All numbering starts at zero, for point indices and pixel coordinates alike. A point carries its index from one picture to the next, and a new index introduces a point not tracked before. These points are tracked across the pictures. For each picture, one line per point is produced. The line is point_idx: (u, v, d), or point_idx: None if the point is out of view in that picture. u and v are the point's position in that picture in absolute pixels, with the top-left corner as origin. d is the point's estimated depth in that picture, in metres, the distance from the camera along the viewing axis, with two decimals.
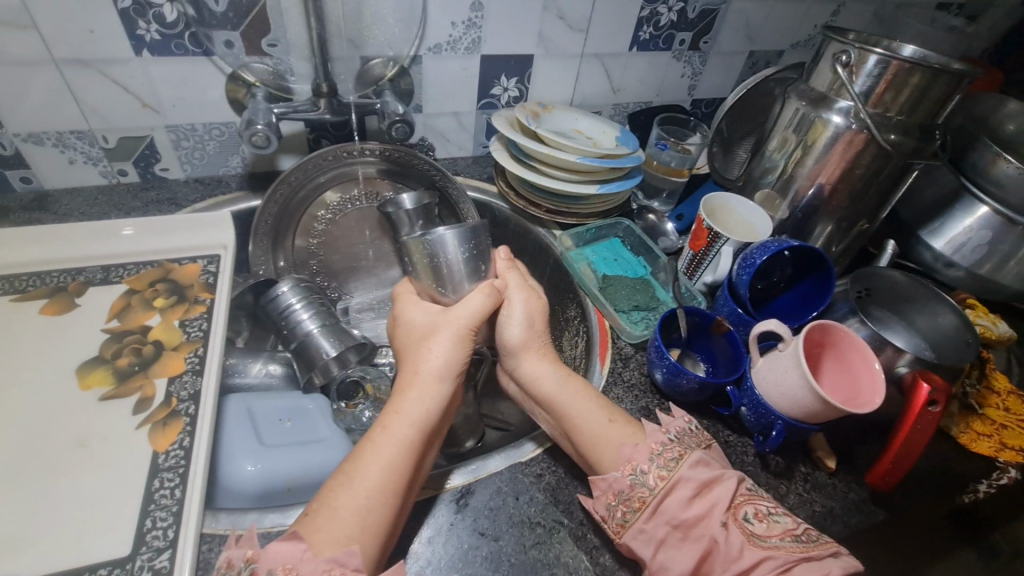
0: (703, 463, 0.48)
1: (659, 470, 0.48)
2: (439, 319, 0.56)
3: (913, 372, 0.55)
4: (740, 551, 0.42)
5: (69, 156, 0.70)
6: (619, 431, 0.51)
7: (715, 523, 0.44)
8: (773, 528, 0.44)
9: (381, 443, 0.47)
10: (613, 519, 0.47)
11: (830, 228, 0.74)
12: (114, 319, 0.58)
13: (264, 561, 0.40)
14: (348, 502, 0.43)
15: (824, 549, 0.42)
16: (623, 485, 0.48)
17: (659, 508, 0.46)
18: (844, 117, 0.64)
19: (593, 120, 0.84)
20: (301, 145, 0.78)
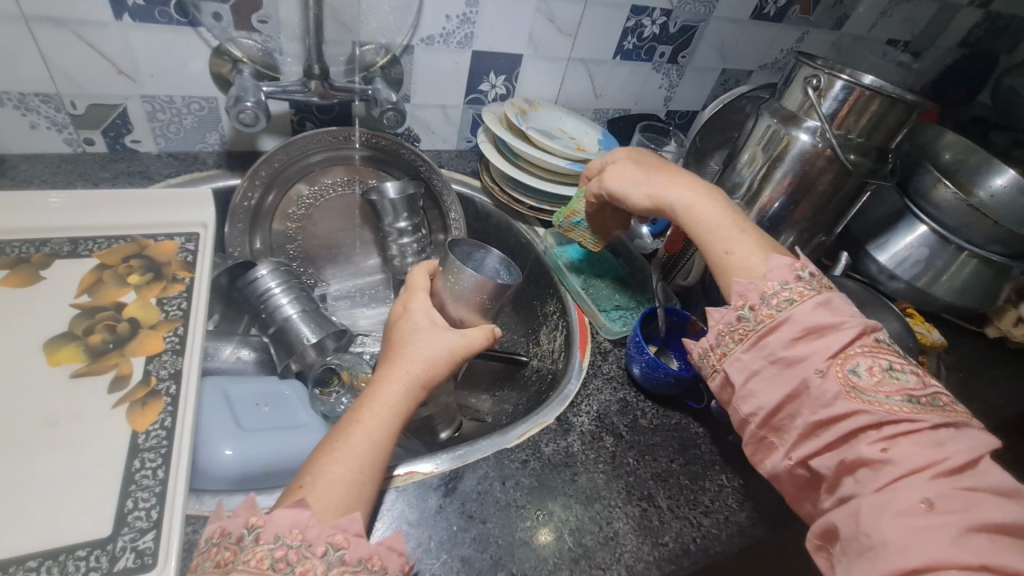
0: (825, 310, 0.46)
1: (769, 308, 0.48)
2: (436, 331, 0.54)
3: None
4: (834, 400, 0.43)
5: (31, 120, 0.66)
6: (739, 259, 0.52)
7: (813, 367, 0.44)
8: (884, 384, 0.43)
9: (364, 429, 0.47)
10: (717, 348, 0.51)
11: (793, 238, 0.79)
12: (84, 294, 0.55)
13: (270, 526, 0.39)
14: (342, 472, 0.43)
15: (935, 418, 0.41)
16: (733, 317, 0.50)
17: (762, 341, 0.47)
18: (811, 136, 0.70)
19: (577, 120, 0.87)
20: (284, 126, 0.77)
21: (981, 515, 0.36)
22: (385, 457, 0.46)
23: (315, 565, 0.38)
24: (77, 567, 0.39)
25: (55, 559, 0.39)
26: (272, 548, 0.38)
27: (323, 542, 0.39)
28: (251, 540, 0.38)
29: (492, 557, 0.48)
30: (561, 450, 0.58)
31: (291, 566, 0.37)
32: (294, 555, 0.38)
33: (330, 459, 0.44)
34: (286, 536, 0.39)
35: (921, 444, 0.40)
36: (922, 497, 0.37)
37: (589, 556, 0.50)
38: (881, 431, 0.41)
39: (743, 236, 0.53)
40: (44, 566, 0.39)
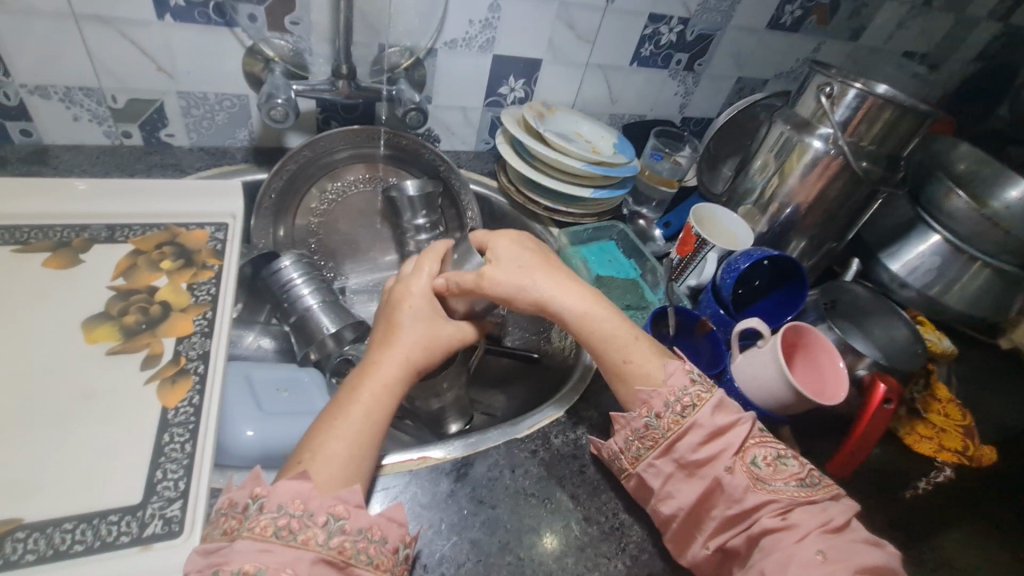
0: (720, 410, 0.51)
1: (675, 415, 0.51)
2: (431, 321, 0.57)
3: (872, 373, 0.61)
4: (745, 493, 0.47)
5: (74, 113, 0.69)
6: (637, 367, 0.55)
7: (721, 466, 0.49)
8: (779, 471, 0.49)
9: (359, 407, 0.49)
10: (629, 451, 0.53)
11: (804, 244, 0.80)
12: (120, 278, 0.58)
13: (273, 496, 0.41)
14: (341, 449, 0.46)
15: (824, 494, 0.48)
16: (638, 424, 0.52)
17: (671, 447, 0.50)
18: (823, 143, 0.71)
19: (593, 124, 0.89)
20: (310, 124, 0.80)
21: (863, 561, 0.42)
22: (381, 433, 0.49)
23: (315, 534, 0.40)
24: (110, 530, 0.42)
25: (89, 522, 0.42)
26: (275, 518, 0.40)
27: (325, 512, 0.41)
28: (255, 509, 0.41)
29: (500, 542, 0.50)
30: (570, 442, 0.59)
31: (293, 534, 0.40)
32: (296, 523, 0.40)
33: (329, 436, 0.46)
34: (289, 505, 0.41)
35: (812, 513, 0.46)
36: (816, 551, 0.43)
37: (595, 544, 0.51)
38: (783, 510, 0.47)
39: (640, 344, 0.56)
40: (80, 528, 0.41)
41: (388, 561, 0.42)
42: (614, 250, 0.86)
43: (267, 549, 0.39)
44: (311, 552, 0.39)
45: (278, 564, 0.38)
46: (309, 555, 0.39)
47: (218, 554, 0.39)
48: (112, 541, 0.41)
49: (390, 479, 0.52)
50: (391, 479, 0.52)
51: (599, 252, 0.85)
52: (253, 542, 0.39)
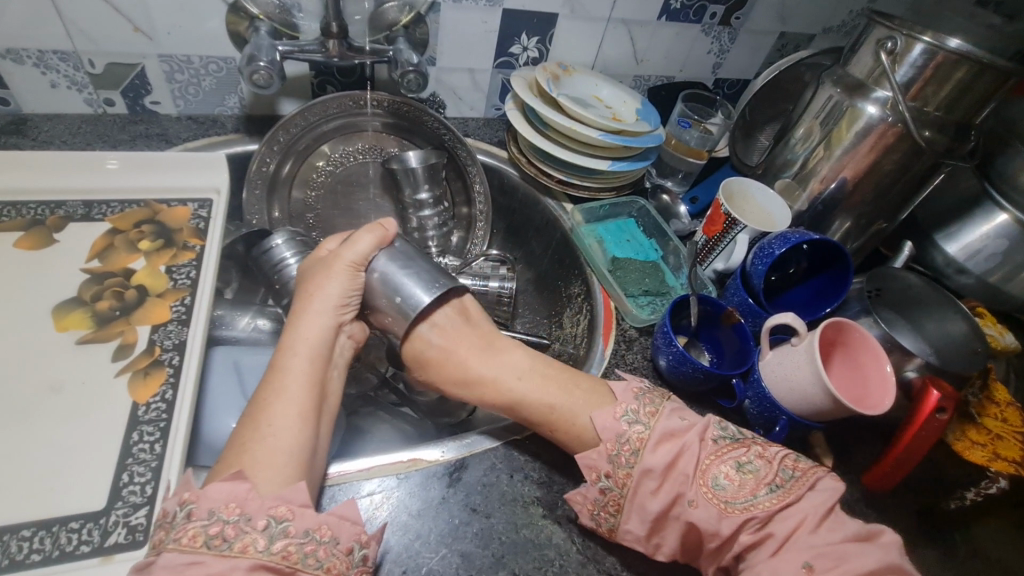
0: (666, 442, 0.47)
1: (623, 469, 0.47)
2: (346, 278, 0.53)
3: (923, 377, 0.54)
4: (719, 521, 0.43)
5: (51, 79, 0.65)
6: (575, 400, 0.52)
7: (686, 505, 0.44)
8: (744, 486, 0.44)
9: (283, 385, 0.47)
10: (601, 527, 0.46)
11: (849, 224, 0.71)
12: (95, 259, 0.54)
13: (203, 501, 0.38)
14: (267, 442, 0.43)
15: (798, 492, 0.43)
16: (596, 493, 0.47)
17: (634, 504, 0.45)
18: (879, 108, 0.61)
19: (614, 87, 0.80)
20: (304, 89, 0.73)
21: (857, 565, 0.39)
22: (315, 405, 0.47)
23: (254, 540, 0.38)
24: (69, 539, 0.39)
25: (48, 530, 0.39)
26: (206, 526, 0.38)
27: (263, 515, 0.39)
28: (182, 517, 0.38)
29: (494, 555, 0.45)
30: None
31: (228, 543, 0.37)
32: (231, 530, 0.38)
33: (255, 430, 0.44)
34: (222, 511, 0.38)
35: (792, 516, 0.42)
36: (803, 564, 0.40)
37: (598, 560, 0.47)
38: (759, 525, 0.43)
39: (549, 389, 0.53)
40: (38, 536, 0.39)
41: (340, 563, 0.40)
42: (634, 228, 0.80)
43: (197, 561, 0.36)
44: (248, 561, 0.37)
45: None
46: (245, 563, 0.37)
47: (143, 572, 0.36)
48: (71, 551, 0.39)
49: (376, 484, 0.48)
50: (378, 483, 0.48)
51: (616, 231, 0.80)
52: (179, 554, 0.36)
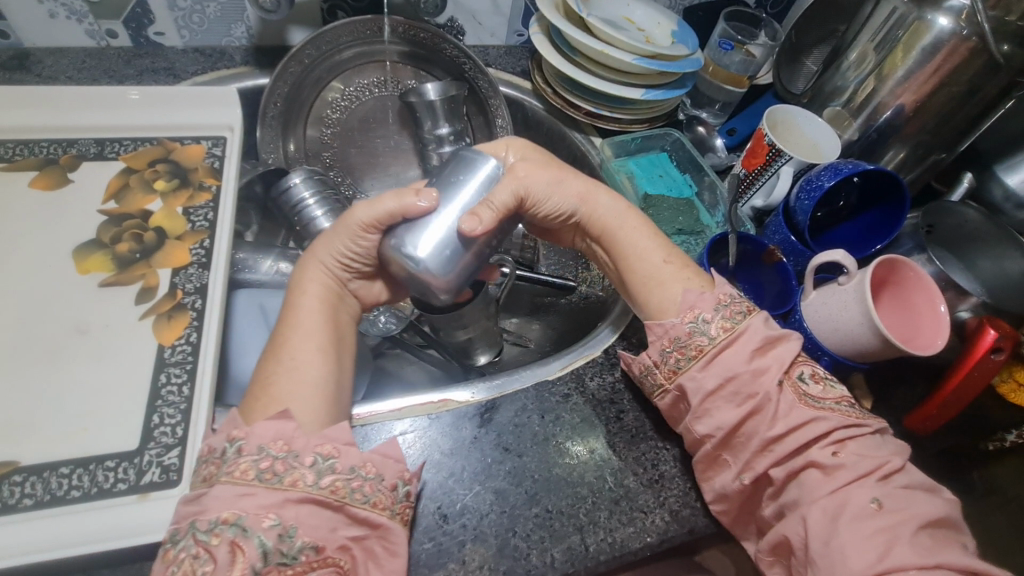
0: (771, 325, 0.47)
1: (723, 321, 0.46)
2: (351, 237, 0.48)
3: (978, 318, 0.51)
4: (789, 412, 0.43)
5: (49, 9, 0.61)
6: (675, 271, 0.50)
7: (771, 382, 0.43)
8: (829, 392, 0.44)
9: (300, 324, 0.46)
10: (666, 365, 0.47)
11: (904, 154, 0.66)
12: (111, 201, 0.52)
13: (253, 439, 0.38)
14: (289, 378, 0.42)
15: (874, 422, 0.44)
16: (683, 332, 0.47)
17: (717, 358, 0.45)
18: (952, 20, 0.55)
19: (647, 7, 0.73)
20: (314, 15, 0.68)
21: (923, 514, 0.38)
22: (334, 341, 0.46)
23: (303, 475, 0.38)
24: (107, 477, 0.40)
25: (86, 468, 0.40)
26: (256, 460, 0.38)
27: (311, 452, 0.38)
28: (233, 453, 0.38)
29: (527, 492, 0.46)
30: (607, 385, 0.53)
31: (278, 476, 0.37)
32: (280, 465, 0.38)
33: (278, 364, 0.43)
34: (270, 447, 0.38)
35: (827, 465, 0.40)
36: (872, 499, 0.39)
37: (630, 498, 0.47)
38: (832, 440, 0.42)
39: (671, 266, 0.50)
40: (76, 474, 0.40)
41: (386, 498, 0.40)
42: (667, 163, 0.75)
43: (249, 493, 0.36)
44: (297, 493, 0.37)
45: (259, 510, 0.36)
46: (295, 496, 0.37)
47: (196, 502, 0.37)
48: (109, 488, 0.40)
49: (408, 424, 0.48)
50: (410, 423, 0.48)
51: (649, 166, 0.74)
52: (232, 487, 0.37)
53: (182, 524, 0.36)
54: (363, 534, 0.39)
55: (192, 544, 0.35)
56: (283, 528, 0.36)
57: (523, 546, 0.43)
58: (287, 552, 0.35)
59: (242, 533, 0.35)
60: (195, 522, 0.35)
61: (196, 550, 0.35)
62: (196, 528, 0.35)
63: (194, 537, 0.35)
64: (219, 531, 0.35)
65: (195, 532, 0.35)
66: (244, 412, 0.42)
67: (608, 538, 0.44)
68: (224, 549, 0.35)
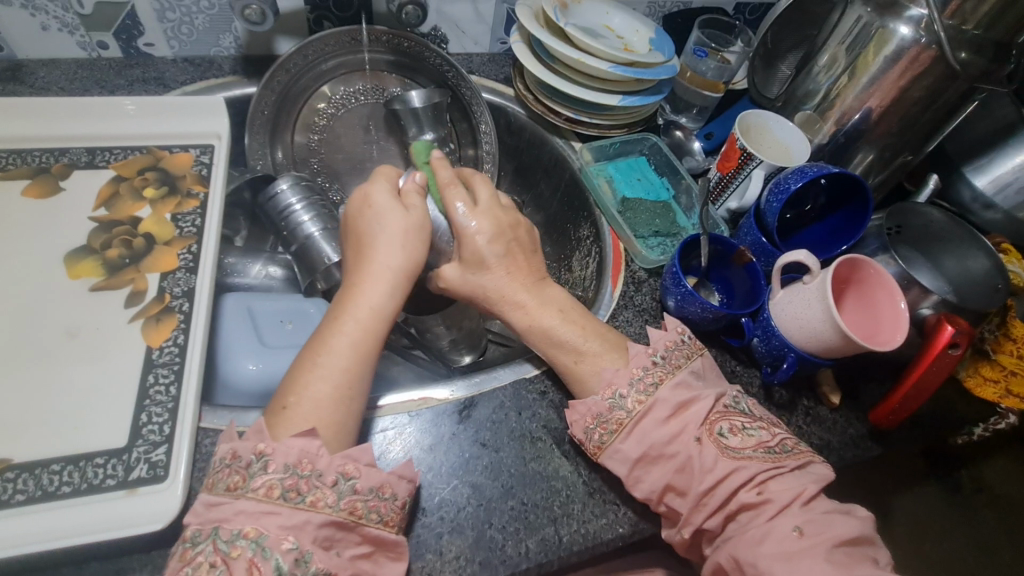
0: (682, 389, 0.47)
1: (637, 394, 0.47)
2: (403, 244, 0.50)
3: (937, 314, 0.53)
4: (713, 465, 0.44)
5: (42, 21, 0.63)
6: (602, 350, 0.50)
7: (689, 439, 0.45)
8: (748, 441, 0.45)
9: (345, 340, 0.46)
10: (590, 442, 0.48)
11: (872, 157, 0.68)
12: (102, 208, 0.54)
13: (279, 455, 0.40)
14: (329, 397, 0.43)
15: (792, 461, 0.45)
16: (602, 408, 0.47)
17: (637, 429, 0.46)
18: (912, 28, 0.57)
19: (625, 15, 0.75)
20: (300, 25, 0.70)
21: (840, 534, 0.40)
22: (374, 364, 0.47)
23: (324, 496, 0.39)
24: (96, 473, 0.42)
25: (76, 464, 0.42)
26: (283, 478, 0.39)
27: (334, 471, 0.40)
28: (260, 468, 0.39)
29: (503, 486, 0.47)
30: None
31: (303, 495, 0.39)
32: (305, 484, 0.39)
33: (322, 381, 0.44)
34: (297, 465, 0.40)
35: (785, 483, 0.43)
36: (794, 527, 0.41)
37: (602, 491, 0.48)
38: (756, 486, 0.43)
39: (591, 342, 0.50)
40: (67, 470, 0.42)
41: (396, 516, 0.42)
42: (645, 167, 0.77)
43: (273, 511, 0.38)
44: (321, 516, 0.39)
45: (281, 530, 0.38)
46: (318, 518, 0.39)
47: (219, 509, 0.39)
48: (98, 484, 0.42)
49: (389, 421, 0.50)
50: (390, 421, 0.50)
51: (627, 170, 0.77)
52: (257, 503, 0.38)
53: (204, 528, 0.38)
54: (369, 552, 0.40)
55: (212, 550, 0.37)
56: (299, 552, 0.37)
57: (499, 537, 0.45)
58: None
59: (261, 551, 0.37)
60: (218, 530, 0.38)
61: (215, 558, 0.37)
62: (219, 535, 0.37)
63: (214, 543, 0.37)
64: (239, 544, 0.37)
65: (217, 540, 0.37)
66: (271, 425, 0.42)
67: (581, 529, 0.46)
68: (242, 563, 0.36)
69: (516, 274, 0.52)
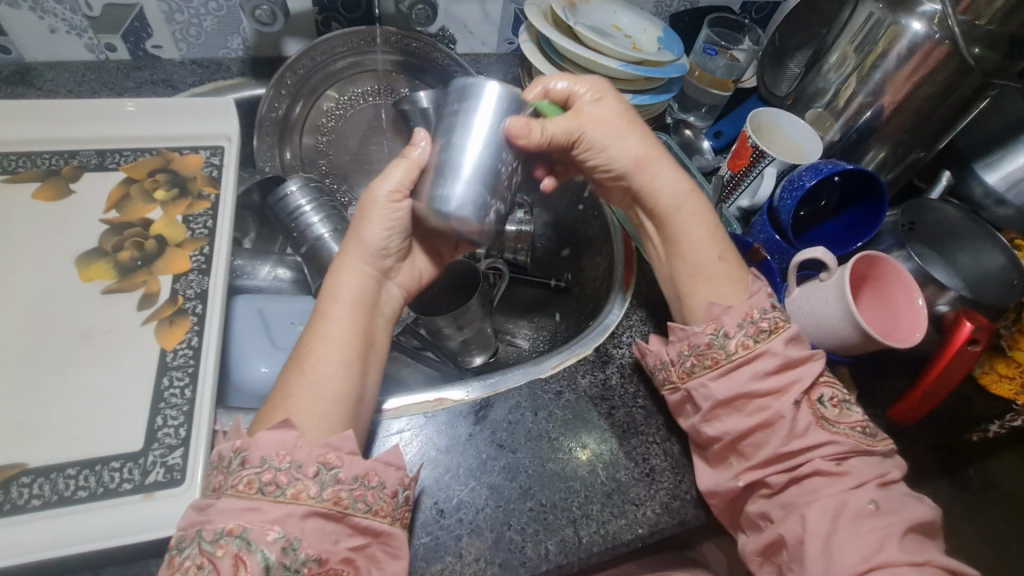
0: (792, 344, 0.47)
1: (745, 338, 0.47)
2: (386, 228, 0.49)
3: (955, 311, 0.53)
4: (806, 430, 0.45)
5: (50, 24, 0.63)
6: (726, 270, 0.51)
7: (787, 402, 0.45)
8: (845, 416, 0.46)
9: (326, 331, 0.45)
10: (680, 366, 0.49)
11: (884, 154, 0.68)
12: (113, 210, 0.54)
13: (256, 450, 0.39)
14: (308, 384, 0.43)
15: (883, 447, 0.45)
16: (702, 340, 0.48)
17: (732, 371, 0.46)
18: (925, 24, 0.57)
19: (633, 14, 0.75)
20: (308, 26, 0.70)
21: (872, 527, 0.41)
22: (361, 353, 0.46)
23: (306, 487, 0.38)
24: (112, 477, 0.41)
25: (91, 469, 0.41)
26: (260, 472, 0.38)
27: (314, 462, 0.39)
28: (238, 465, 0.39)
29: (521, 487, 0.47)
30: (598, 382, 0.54)
31: (282, 488, 0.38)
32: (284, 477, 0.38)
33: (299, 374, 0.43)
34: (273, 458, 0.39)
35: (869, 464, 0.44)
36: (869, 501, 0.41)
37: (622, 491, 0.48)
38: (842, 459, 0.44)
39: (721, 262, 0.51)
40: (83, 474, 0.41)
41: (386, 505, 0.41)
42: None
43: (253, 507, 0.37)
44: (302, 507, 0.38)
45: (264, 523, 0.37)
46: (300, 510, 0.38)
47: (205, 512, 0.38)
48: (114, 489, 0.41)
49: (405, 422, 0.49)
50: (406, 422, 0.49)
51: None
52: (236, 500, 0.38)
53: (189, 532, 0.37)
54: (365, 543, 0.40)
55: (198, 554, 0.36)
56: (287, 541, 0.36)
57: (518, 539, 0.44)
58: (290, 566, 0.36)
59: (246, 546, 0.36)
60: (201, 533, 0.36)
61: (200, 561, 0.36)
62: (202, 537, 0.36)
63: (200, 547, 0.36)
64: (224, 543, 0.36)
65: (202, 542, 0.36)
66: (253, 423, 0.43)
67: (601, 530, 0.46)
68: (228, 560, 0.35)
69: (657, 153, 0.53)
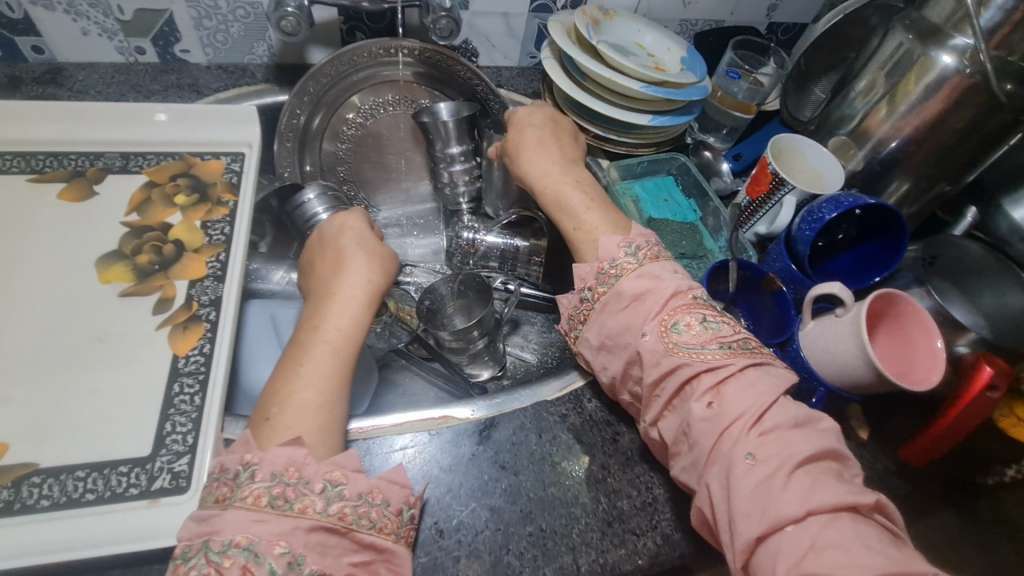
0: (645, 279, 0.48)
1: (602, 287, 0.49)
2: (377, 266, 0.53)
3: (974, 354, 0.51)
4: (659, 359, 0.44)
5: (83, 26, 0.64)
6: (601, 220, 0.54)
7: (636, 336, 0.46)
8: (701, 335, 0.44)
9: (319, 354, 0.46)
10: (572, 331, 0.53)
11: (907, 185, 0.66)
12: (133, 213, 0.55)
13: (266, 464, 0.39)
14: (309, 404, 0.43)
15: (743, 358, 0.43)
16: (577, 302, 0.52)
17: (597, 320, 0.49)
18: (956, 58, 0.56)
19: (657, 33, 0.74)
20: (333, 36, 0.71)
21: None
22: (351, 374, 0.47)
23: (312, 502, 0.38)
24: (120, 481, 0.42)
25: (100, 472, 0.42)
26: (270, 487, 0.38)
27: (320, 478, 0.40)
28: (247, 477, 0.39)
29: (522, 510, 0.47)
30: (604, 408, 0.54)
31: (289, 503, 0.38)
32: (292, 492, 0.38)
33: (294, 394, 0.43)
34: (283, 473, 0.39)
35: (738, 399, 0.41)
36: (746, 454, 0.38)
37: (622, 520, 0.47)
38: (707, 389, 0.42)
39: (594, 211, 0.54)
40: (91, 477, 0.42)
41: (391, 523, 0.41)
42: (672, 187, 0.75)
43: (262, 518, 0.37)
44: (308, 521, 0.38)
45: (272, 536, 0.37)
46: (306, 523, 0.38)
47: (210, 522, 0.38)
48: (121, 493, 0.42)
49: (409, 439, 0.50)
50: (410, 438, 0.50)
51: (654, 189, 0.75)
52: (246, 512, 0.37)
53: (195, 542, 0.37)
54: (368, 559, 0.40)
55: (204, 563, 0.36)
56: (292, 556, 0.36)
57: (517, 563, 0.44)
58: None
59: (253, 558, 0.36)
60: (208, 542, 0.36)
61: (207, 570, 0.35)
62: (210, 547, 0.36)
63: (206, 556, 0.36)
64: (232, 553, 0.36)
65: (209, 552, 0.36)
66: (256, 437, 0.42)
67: (600, 559, 0.45)
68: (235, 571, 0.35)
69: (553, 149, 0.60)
